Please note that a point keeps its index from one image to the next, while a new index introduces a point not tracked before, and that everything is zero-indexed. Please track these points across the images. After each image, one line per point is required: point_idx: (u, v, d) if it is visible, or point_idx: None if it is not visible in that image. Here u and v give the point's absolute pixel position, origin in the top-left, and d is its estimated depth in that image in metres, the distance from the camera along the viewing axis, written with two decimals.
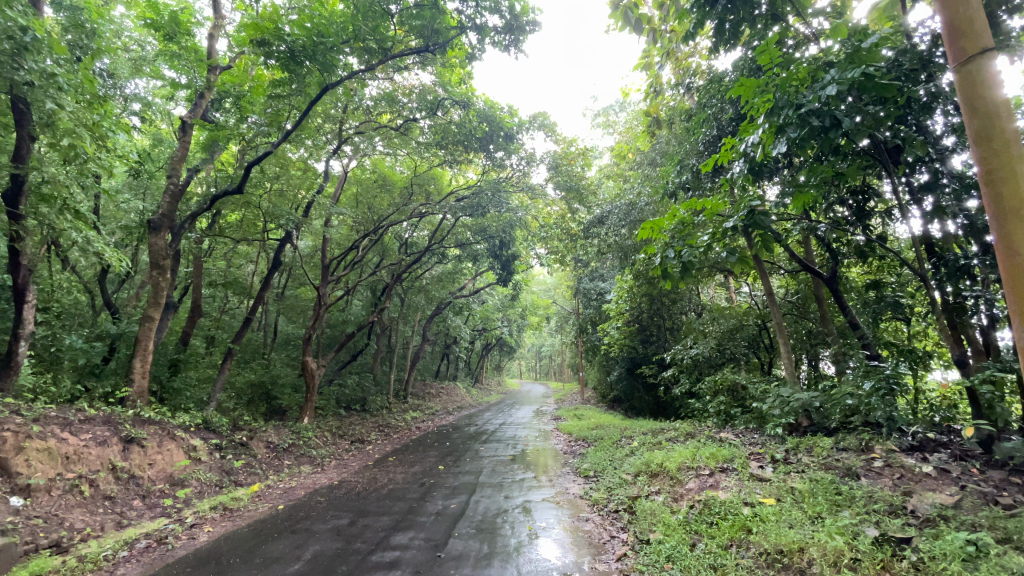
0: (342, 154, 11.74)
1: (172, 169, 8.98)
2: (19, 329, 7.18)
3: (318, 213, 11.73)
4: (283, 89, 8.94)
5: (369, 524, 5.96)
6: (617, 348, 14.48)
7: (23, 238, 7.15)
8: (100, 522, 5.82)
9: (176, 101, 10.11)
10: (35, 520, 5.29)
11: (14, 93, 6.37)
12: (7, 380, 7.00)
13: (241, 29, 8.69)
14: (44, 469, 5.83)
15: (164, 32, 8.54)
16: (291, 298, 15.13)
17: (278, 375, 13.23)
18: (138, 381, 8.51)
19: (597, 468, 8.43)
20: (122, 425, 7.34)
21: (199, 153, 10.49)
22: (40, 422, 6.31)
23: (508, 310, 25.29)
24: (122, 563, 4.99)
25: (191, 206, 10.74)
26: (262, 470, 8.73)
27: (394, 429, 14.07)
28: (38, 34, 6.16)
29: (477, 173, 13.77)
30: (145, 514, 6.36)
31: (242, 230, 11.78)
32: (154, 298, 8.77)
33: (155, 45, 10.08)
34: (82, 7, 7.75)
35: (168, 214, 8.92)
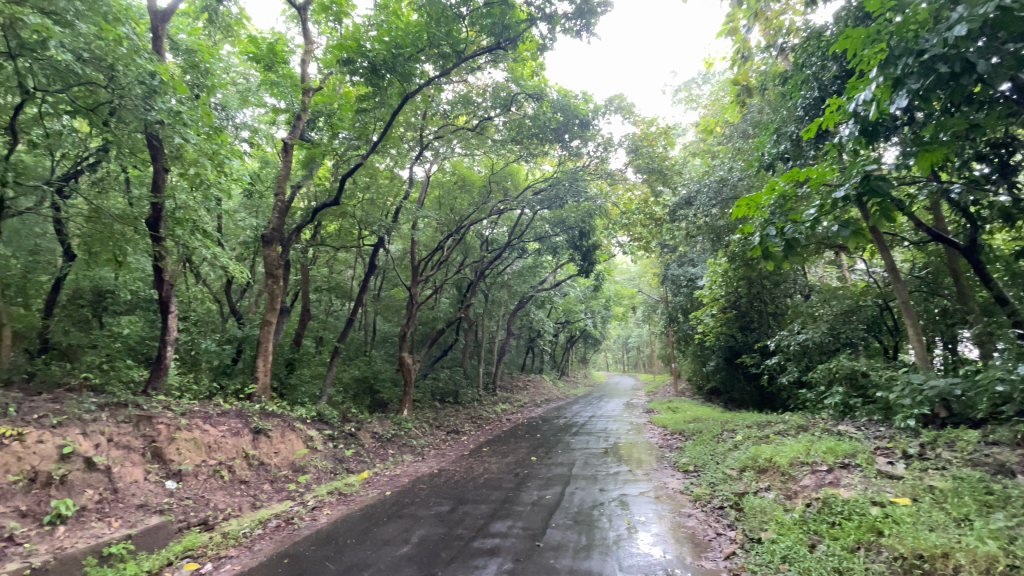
0: (424, 159, 12.17)
1: (278, 188, 9.90)
2: (167, 335, 8.29)
3: (406, 217, 12.33)
4: (368, 104, 9.58)
5: (469, 511, 6.18)
6: (713, 336, 13.66)
7: (164, 257, 8.24)
8: (238, 503, 6.62)
9: (277, 124, 11.14)
10: (187, 501, 6.14)
11: (149, 132, 7.36)
12: (161, 379, 8.08)
13: (328, 51, 9.37)
14: (191, 457, 6.75)
15: (263, 63, 9.76)
16: (386, 299, 16.09)
17: (379, 371, 14.13)
18: (262, 378, 9.52)
19: (698, 463, 8.05)
20: (251, 417, 8.25)
21: (301, 170, 11.51)
22: (186, 416, 7.29)
23: (592, 301, 24.88)
24: (257, 540, 5.62)
25: (296, 219, 11.79)
26: (370, 459, 9.38)
27: (487, 421, 14.47)
28: (163, 78, 7.06)
29: (553, 164, 13.65)
30: (274, 496, 7.11)
31: (340, 238, 12.73)
32: (270, 303, 9.73)
33: (257, 75, 11.16)
34: (196, 50, 8.77)
35: (278, 227, 9.84)
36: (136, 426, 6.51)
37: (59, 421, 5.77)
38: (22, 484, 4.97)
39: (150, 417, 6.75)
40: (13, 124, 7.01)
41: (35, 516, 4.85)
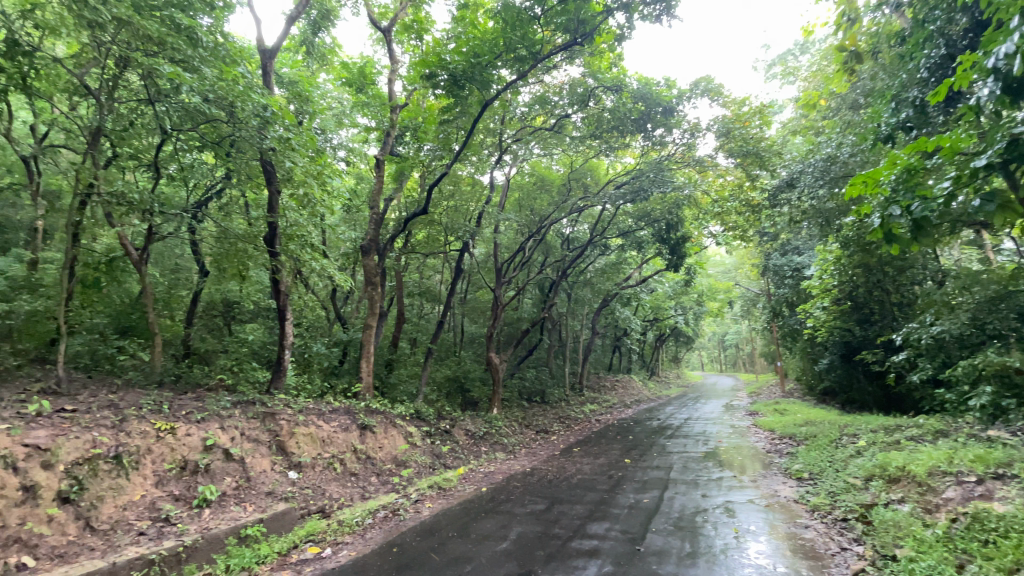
0: (503, 163, 12.35)
1: (373, 201, 10.61)
2: (284, 341, 9.21)
3: (489, 221, 12.63)
4: (450, 115, 9.96)
5: (564, 511, 6.18)
6: (824, 330, 12.43)
7: (280, 270, 9.16)
8: (350, 494, 7.18)
9: (369, 142, 11.94)
10: (307, 490, 6.77)
11: (265, 159, 8.26)
12: (280, 379, 8.98)
13: (412, 67, 9.89)
14: (309, 450, 7.44)
15: (355, 86, 10.68)
16: (473, 301, 16.59)
17: (468, 370, 14.60)
18: (365, 378, 10.25)
19: (813, 469, 7.38)
20: (358, 414, 8.91)
21: (392, 183, 12.27)
22: (303, 413, 8.04)
23: (682, 296, 23.74)
24: (369, 529, 6.06)
25: (389, 229, 12.57)
26: (465, 455, 9.74)
27: (576, 421, 14.37)
28: (274, 109, 7.88)
29: (635, 156, 13.24)
30: (380, 488, 7.60)
31: (429, 245, 13.36)
32: (370, 309, 10.45)
33: (349, 98, 12.01)
34: (298, 81, 9.66)
35: (374, 238, 10.54)
36: (262, 422, 7.29)
37: (202, 416, 6.64)
38: (176, 471, 5.78)
39: (274, 413, 7.54)
40: (157, 162, 8.19)
41: (186, 499, 5.61)
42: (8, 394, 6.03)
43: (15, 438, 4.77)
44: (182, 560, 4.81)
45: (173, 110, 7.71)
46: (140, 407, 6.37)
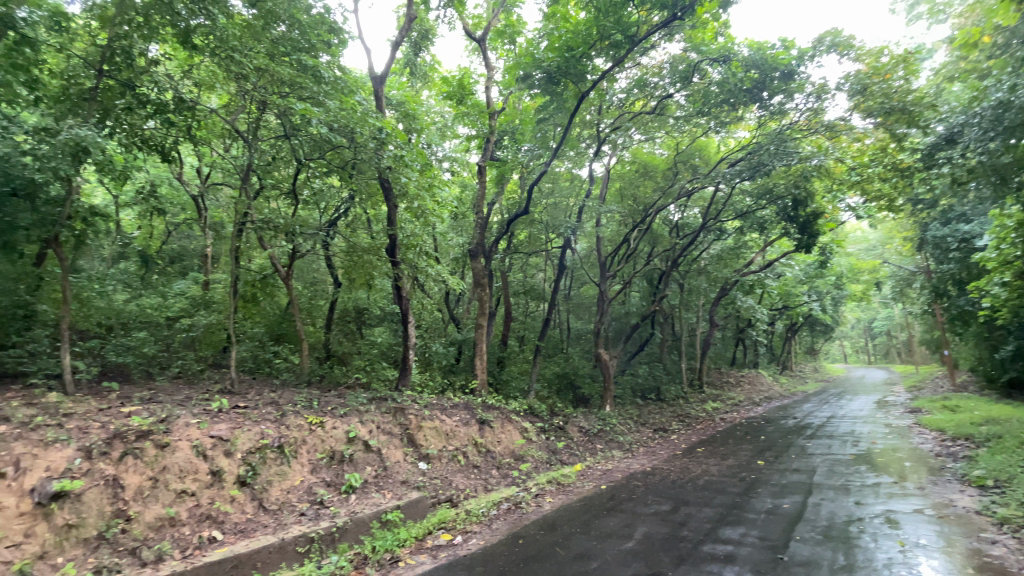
0: (602, 154, 12.03)
1: (477, 206, 11.01)
2: (407, 342, 9.95)
3: (590, 215, 12.43)
4: (546, 113, 9.99)
5: (692, 513, 5.87)
6: (1010, 311, 10.25)
7: (401, 277, 9.92)
8: (474, 485, 7.54)
9: (470, 150, 12.43)
10: (435, 480, 7.25)
11: (383, 176, 9.06)
12: (406, 377, 9.73)
13: (507, 71, 10.12)
14: (435, 442, 7.94)
15: (456, 98, 11.17)
16: (577, 297, 16.48)
17: (578, 366, 14.53)
18: (480, 375, 10.71)
19: (1001, 476, 6.16)
20: (476, 410, 9.31)
21: (494, 187, 12.63)
22: (427, 408, 8.61)
23: (816, 280, 21.18)
24: (494, 520, 6.30)
25: (494, 232, 12.98)
26: (581, 452, 9.70)
27: (696, 419, 13.57)
28: (388, 131, 8.62)
29: (749, 129, 12.16)
30: (501, 481, 7.87)
31: (532, 244, 13.57)
32: (481, 309, 10.86)
33: (450, 111, 12.68)
34: (405, 101, 10.39)
35: (481, 241, 10.92)
36: (393, 416, 7.94)
37: (345, 412, 7.44)
38: (325, 460, 6.53)
39: (402, 409, 8.16)
40: (294, 189, 9.33)
41: (336, 485, 6.32)
42: (196, 394, 7.29)
43: (204, 430, 5.75)
44: (336, 539, 5.43)
45: (305, 142, 8.70)
46: (295, 404, 7.33)
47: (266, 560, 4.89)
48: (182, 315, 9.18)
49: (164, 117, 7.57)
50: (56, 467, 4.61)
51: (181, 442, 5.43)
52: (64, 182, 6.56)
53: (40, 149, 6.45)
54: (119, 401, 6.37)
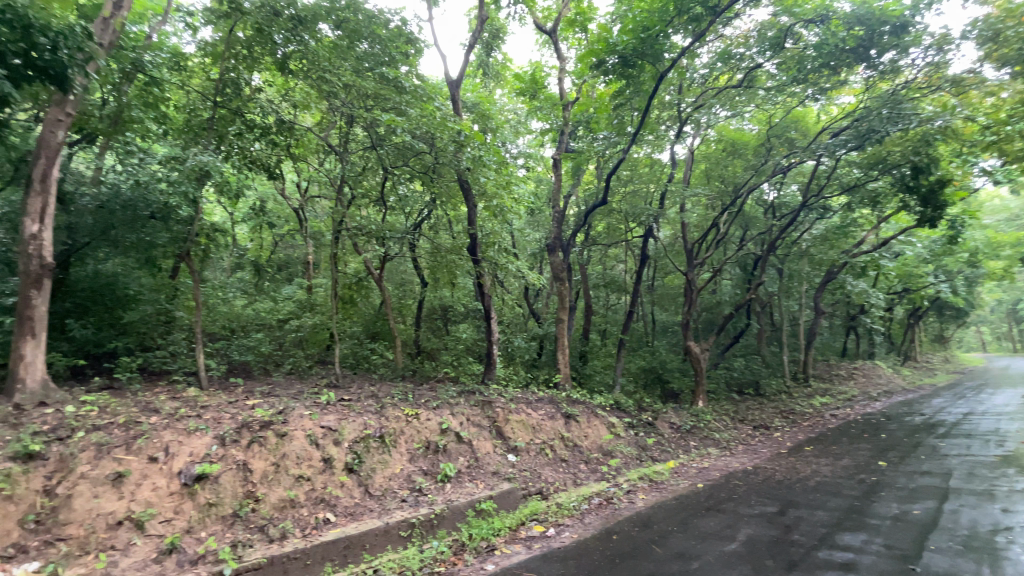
0: (684, 135, 11.42)
1: (554, 199, 10.91)
2: (491, 337, 10.17)
3: (673, 200, 11.87)
4: (623, 98, 9.65)
5: (803, 517, 5.41)
6: None
7: (483, 275, 10.14)
8: (563, 479, 7.53)
9: (545, 144, 12.41)
10: (525, 473, 7.33)
11: (462, 176, 9.33)
12: (492, 372, 9.95)
13: (580, 60, 9.96)
14: (523, 435, 8.03)
15: (528, 93, 11.20)
16: (662, 288, 15.83)
17: (666, 360, 13.98)
18: (564, 370, 10.68)
19: None
20: (562, 404, 9.28)
21: (571, 179, 12.49)
22: (513, 402, 8.73)
23: (943, 258, 18.56)
24: (586, 514, 6.26)
25: (572, 225, 12.86)
26: (673, 449, 9.31)
27: (801, 415, 12.49)
28: (467, 132, 8.85)
29: (854, 93, 10.97)
30: (591, 475, 7.80)
31: (612, 235, 13.27)
32: (561, 304, 10.79)
33: (523, 106, 12.73)
34: (480, 102, 10.59)
35: (558, 235, 10.82)
36: (482, 409, 8.14)
37: (436, 405, 7.77)
38: (422, 450, 6.85)
39: (490, 402, 8.36)
40: (382, 195, 9.85)
41: (432, 474, 6.62)
42: (306, 388, 8.00)
43: (315, 421, 6.30)
44: (435, 525, 5.72)
45: (390, 151, 9.18)
46: (391, 397, 7.79)
47: (373, 543, 5.26)
48: (291, 317, 10.09)
49: (268, 139, 8.41)
50: (197, 452, 5.32)
51: (297, 432, 5.98)
52: (193, 204, 7.52)
53: (172, 176, 7.41)
54: (244, 394, 7.17)
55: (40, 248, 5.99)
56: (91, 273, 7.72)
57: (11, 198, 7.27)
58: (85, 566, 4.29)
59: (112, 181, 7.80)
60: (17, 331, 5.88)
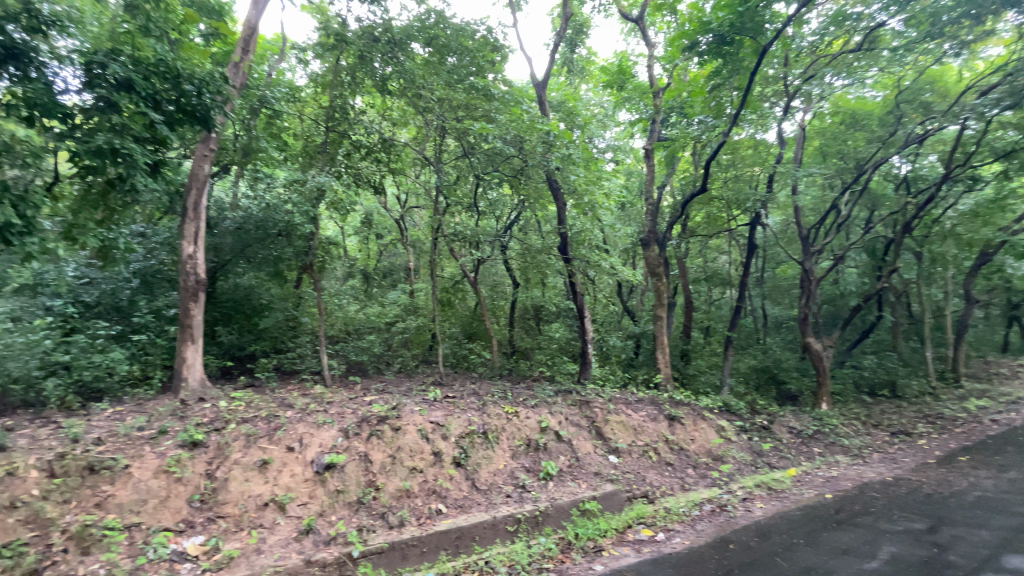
0: (792, 111, 10.46)
1: (647, 192, 10.52)
2: (586, 336, 10.08)
3: (782, 182, 10.89)
4: (719, 78, 9.05)
5: (965, 537, 4.66)
6: None
7: (576, 273, 10.07)
8: (670, 483, 7.23)
9: (634, 135, 12.05)
10: (629, 475, 7.14)
11: (552, 176, 9.34)
12: (588, 371, 10.05)
13: (669, 44, 9.55)
14: (624, 437, 7.82)
15: (616, 85, 11.00)
16: (771, 280, 14.55)
17: (780, 358, 12.82)
18: (665, 369, 10.25)
19: None
20: (664, 405, 8.89)
21: (664, 169, 11.99)
22: (613, 402, 8.55)
23: None
24: (698, 521, 5.94)
25: (667, 217, 12.35)
26: (794, 456, 8.52)
27: (952, 420, 10.79)
28: (557, 131, 8.85)
29: (1008, 40, 9.33)
30: (700, 481, 7.38)
31: (711, 226, 12.52)
32: (659, 300, 10.35)
33: (609, 99, 12.48)
34: (566, 100, 10.57)
35: (653, 229, 10.39)
36: (580, 409, 8.07)
37: (535, 404, 7.85)
38: (523, 447, 6.95)
39: (588, 402, 8.27)
40: (474, 200, 10.14)
41: (535, 471, 6.70)
42: (414, 386, 8.49)
43: (424, 416, 6.66)
44: (540, 522, 5.79)
45: (481, 158, 9.47)
46: (492, 395, 8.02)
47: (482, 535, 5.47)
48: (396, 320, 10.78)
49: (373, 157, 9.17)
50: (325, 444, 5.88)
51: (410, 426, 6.36)
52: (312, 221, 8.34)
53: (294, 196, 8.28)
54: (361, 391, 7.81)
55: (195, 266, 7.03)
56: (233, 285, 8.87)
57: (169, 226, 8.61)
58: (240, 541, 4.92)
59: (245, 204, 8.88)
60: (181, 338, 6.92)
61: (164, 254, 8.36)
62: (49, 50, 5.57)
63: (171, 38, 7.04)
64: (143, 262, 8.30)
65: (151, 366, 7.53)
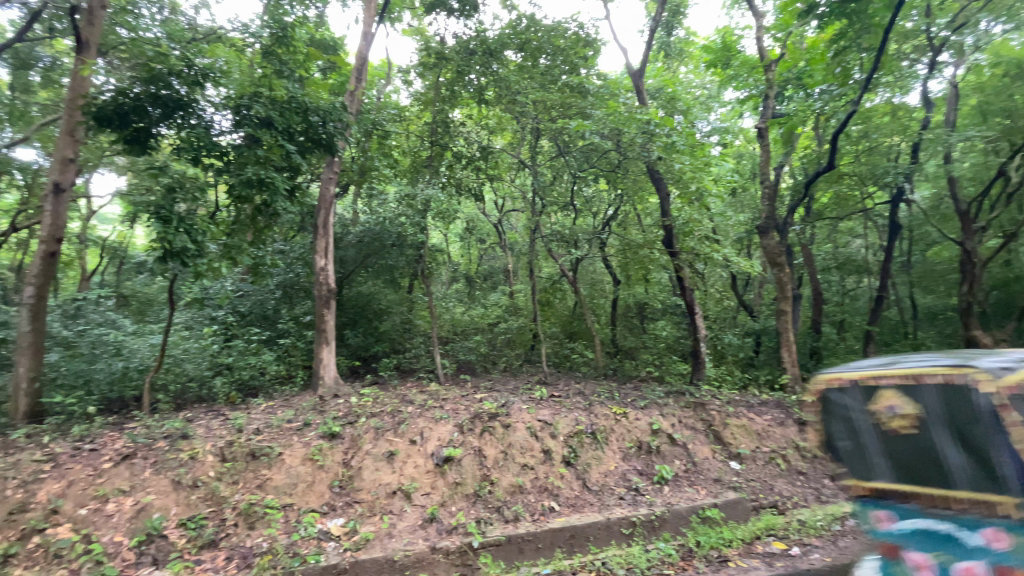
0: (940, 67, 8.98)
1: (762, 175, 9.65)
2: (697, 334, 9.53)
3: (930, 150, 9.38)
4: (845, 40, 8.06)
5: None
6: None
7: (684, 268, 9.54)
8: (803, 494, 6.58)
9: (742, 114, 11.19)
10: (754, 483, 6.61)
11: (654, 168, 8.96)
12: (701, 371, 9.49)
13: (781, 11, 8.71)
14: (747, 442, 7.25)
15: (720, 62, 10.30)
16: (920, 264, 12.58)
17: None
18: (791, 369, 9.33)
19: None
20: (792, 409, 8.08)
21: (781, 147, 10.94)
22: (732, 405, 7.96)
23: None
24: (840, 537, 5.47)
25: (787, 202, 11.28)
26: None
27: None
28: (658, 120, 8.47)
29: None
30: (840, 493, 6.65)
31: (840, 207, 11.17)
32: (781, 292, 9.45)
33: (712, 78, 11.73)
34: (664, 87, 10.14)
35: (771, 215, 9.49)
36: (695, 412, 7.60)
37: (645, 405, 7.56)
38: (634, 449, 6.73)
39: (703, 404, 7.80)
40: (572, 199, 10.08)
41: (648, 475, 6.46)
42: (521, 385, 8.69)
43: (533, 414, 6.78)
44: (657, 527, 5.63)
45: (577, 156, 9.40)
46: (599, 396, 7.90)
47: (597, 535, 5.45)
48: (499, 320, 11.06)
49: (473, 165, 9.56)
50: (443, 438, 6.22)
51: (519, 423, 6.53)
52: (421, 230, 8.88)
53: (405, 209, 8.89)
54: (472, 390, 8.13)
55: (326, 277, 7.85)
56: (355, 293, 9.77)
57: (302, 242, 9.65)
58: (374, 524, 5.35)
59: (363, 220, 9.69)
60: (317, 341, 7.75)
61: (299, 267, 9.43)
62: (205, 98, 6.58)
63: (300, 76, 7.96)
64: (283, 276, 9.34)
65: (293, 366, 8.55)
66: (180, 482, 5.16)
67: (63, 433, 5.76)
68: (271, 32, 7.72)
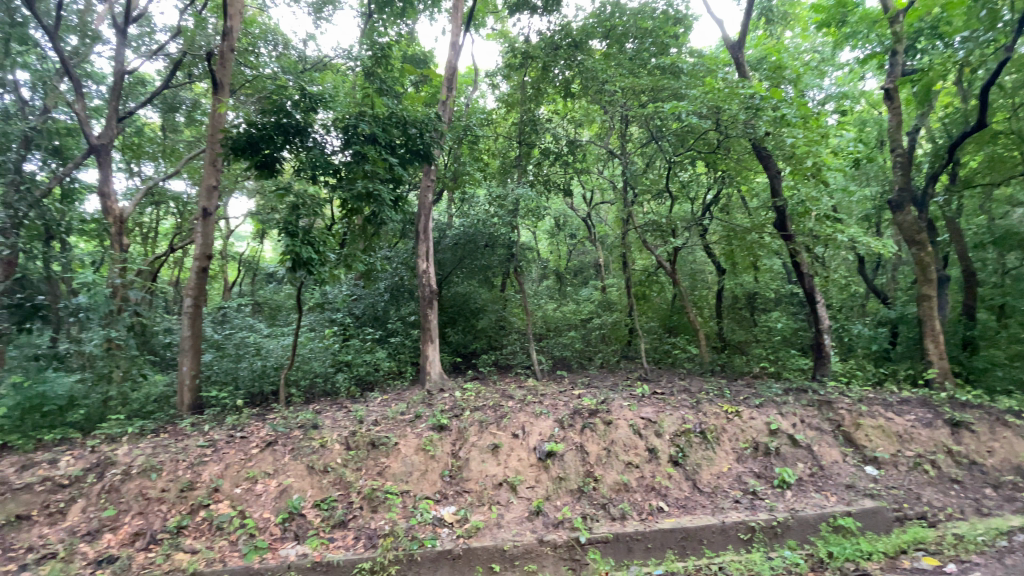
0: None
1: (892, 142, 8.47)
2: (819, 325, 8.63)
3: None
4: None
5: None
6: None
7: (800, 252, 8.69)
8: (959, 505, 5.73)
9: (863, 75, 9.91)
10: (895, 491, 5.87)
11: (760, 145, 8.25)
12: (824, 366, 8.60)
13: None
14: (885, 445, 6.44)
15: (834, 20, 9.06)
16: None
17: None
18: (938, 363, 8.12)
19: None
20: (942, 408, 6.99)
21: (914, 107, 9.53)
22: (865, 403, 7.09)
23: None
24: (1011, 554, 4.73)
25: (926, 170, 9.82)
26: None
27: None
28: (762, 94, 7.77)
29: None
30: (1007, 507, 5.71)
31: (997, 171, 9.47)
32: (923, 275, 8.25)
33: (824, 39, 10.52)
34: (768, 56, 9.32)
35: (906, 186, 8.28)
36: (820, 410, 6.86)
37: (760, 403, 6.98)
38: (750, 451, 6.27)
39: (829, 402, 7.03)
40: (667, 187, 9.62)
41: (767, 477, 6.00)
42: (620, 380, 8.53)
43: (635, 412, 6.59)
44: (779, 534, 5.23)
45: (671, 140, 8.98)
46: (707, 393, 7.46)
47: (712, 539, 5.19)
48: (592, 316, 10.87)
49: (563, 161, 9.53)
50: (545, 433, 6.29)
51: (621, 421, 6.38)
52: (513, 229, 9.02)
53: (497, 209, 9.08)
54: (570, 385, 8.09)
55: (428, 279, 8.28)
56: (453, 294, 10.19)
57: (405, 247, 10.26)
58: (483, 514, 5.57)
59: (459, 223, 10.07)
60: (423, 339, 8.22)
61: (403, 271, 10.05)
62: (318, 122, 7.24)
63: (399, 91, 8.49)
64: (390, 279, 10.02)
65: (403, 364, 9.14)
66: (313, 467, 5.75)
67: (219, 422, 6.70)
68: (371, 53, 8.29)
